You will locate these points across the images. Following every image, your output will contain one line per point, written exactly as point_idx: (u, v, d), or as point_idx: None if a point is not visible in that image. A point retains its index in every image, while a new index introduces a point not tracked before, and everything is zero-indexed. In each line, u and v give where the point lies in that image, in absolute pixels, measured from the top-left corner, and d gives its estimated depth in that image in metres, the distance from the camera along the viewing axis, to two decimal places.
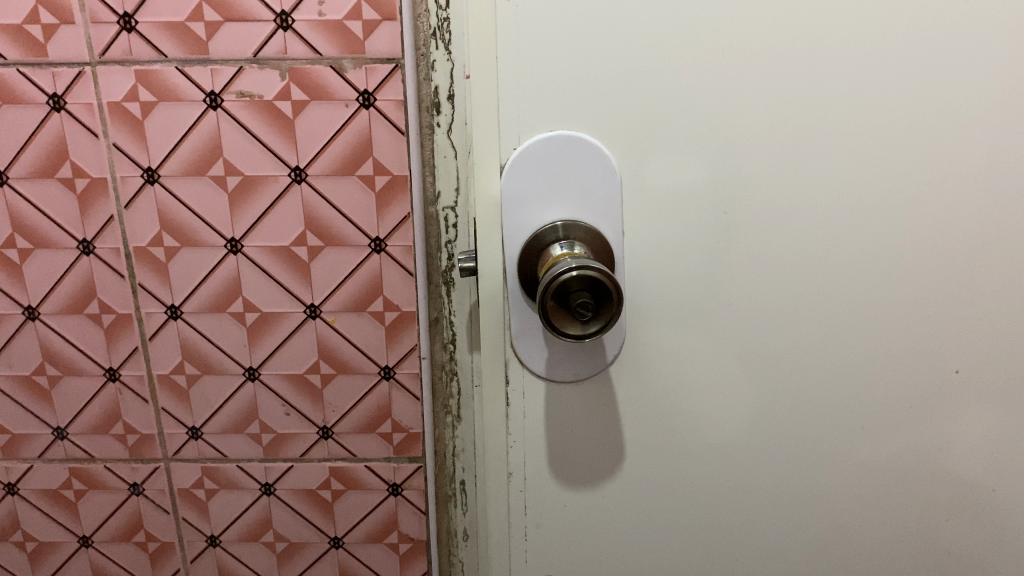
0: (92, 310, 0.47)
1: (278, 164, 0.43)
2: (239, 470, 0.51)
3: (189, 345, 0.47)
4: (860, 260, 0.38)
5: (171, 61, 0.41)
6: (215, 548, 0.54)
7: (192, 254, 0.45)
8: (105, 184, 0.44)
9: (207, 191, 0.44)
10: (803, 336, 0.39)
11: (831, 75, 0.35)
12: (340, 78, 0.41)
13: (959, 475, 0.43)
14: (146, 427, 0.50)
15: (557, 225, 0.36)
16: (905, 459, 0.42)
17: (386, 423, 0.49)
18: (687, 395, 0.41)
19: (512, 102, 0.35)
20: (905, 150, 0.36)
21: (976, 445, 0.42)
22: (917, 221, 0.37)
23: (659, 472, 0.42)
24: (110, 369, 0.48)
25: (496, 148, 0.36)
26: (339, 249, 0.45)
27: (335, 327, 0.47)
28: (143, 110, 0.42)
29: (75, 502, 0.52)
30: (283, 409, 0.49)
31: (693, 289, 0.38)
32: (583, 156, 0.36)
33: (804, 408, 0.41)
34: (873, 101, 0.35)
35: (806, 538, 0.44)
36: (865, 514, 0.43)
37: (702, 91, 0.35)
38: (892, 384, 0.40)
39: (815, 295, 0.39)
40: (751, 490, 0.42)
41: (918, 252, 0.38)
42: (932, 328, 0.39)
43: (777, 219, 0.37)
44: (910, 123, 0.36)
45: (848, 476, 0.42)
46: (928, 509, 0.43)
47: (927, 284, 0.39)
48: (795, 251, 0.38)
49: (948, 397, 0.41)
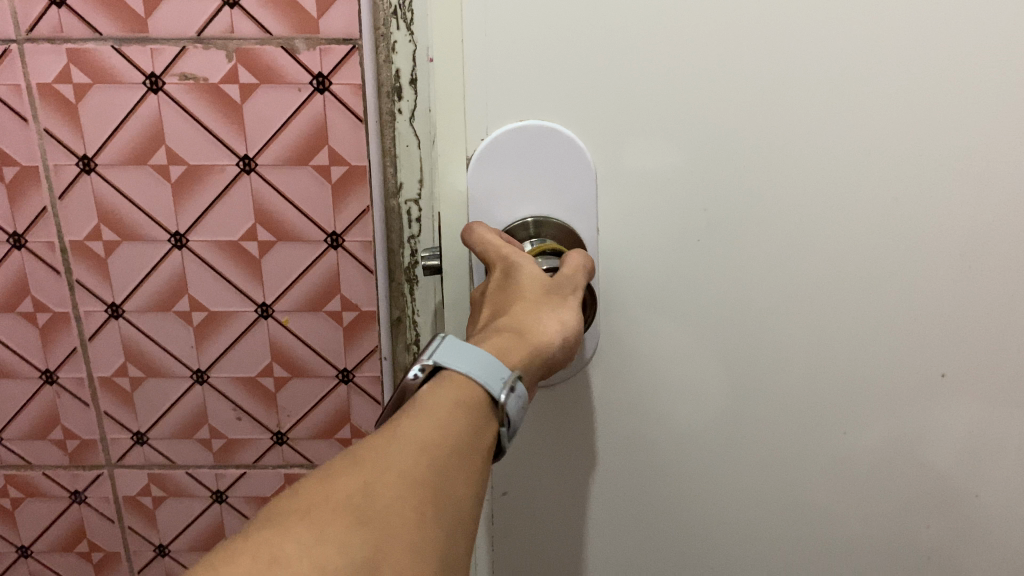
0: (25, 309, 0.40)
1: (225, 152, 0.38)
2: (188, 477, 0.44)
3: (132, 345, 0.41)
4: (847, 256, 0.33)
5: (107, 40, 0.36)
6: (164, 559, 0.46)
7: (134, 248, 0.39)
8: (37, 173, 0.38)
9: (149, 183, 0.38)
10: (785, 340, 0.35)
11: (827, 59, 0.30)
12: (292, 60, 0.36)
13: (946, 487, 0.38)
14: (87, 433, 0.43)
15: (528, 222, 0.33)
16: (887, 467, 0.37)
17: (345, 429, 0.43)
18: (657, 401, 0.36)
19: (478, 92, 0.31)
20: (926, 157, 0.32)
21: (951, 445, 0.37)
22: (937, 235, 0.33)
23: (639, 493, 0.38)
24: (48, 371, 0.41)
25: (462, 140, 0.32)
26: (293, 245, 0.39)
27: (290, 329, 0.41)
28: (76, 93, 0.37)
29: (12, 512, 0.45)
30: (234, 414, 0.43)
31: (661, 284, 0.34)
32: (554, 148, 0.32)
33: (800, 428, 0.37)
34: (884, 102, 0.31)
35: (794, 558, 0.39)
36: (850, 531, 0.39)
37: (684, 84, 0.31)
38: (903, 409, 0.36)
39: (801, 294, 0.34)
40: (727, 502, 0.38)
41: (910, 246, 0.33)
42: (915, 330, 0.34)
43: (775, 226, 0.33)
44: (932, 128, 0.31)
45: (833, 489, 0.38)
46: (915, 523, 0.39)
47: (946, 303, 0.34)
48: (780, 246, 0.33)
49: (926, 400, 0.36)
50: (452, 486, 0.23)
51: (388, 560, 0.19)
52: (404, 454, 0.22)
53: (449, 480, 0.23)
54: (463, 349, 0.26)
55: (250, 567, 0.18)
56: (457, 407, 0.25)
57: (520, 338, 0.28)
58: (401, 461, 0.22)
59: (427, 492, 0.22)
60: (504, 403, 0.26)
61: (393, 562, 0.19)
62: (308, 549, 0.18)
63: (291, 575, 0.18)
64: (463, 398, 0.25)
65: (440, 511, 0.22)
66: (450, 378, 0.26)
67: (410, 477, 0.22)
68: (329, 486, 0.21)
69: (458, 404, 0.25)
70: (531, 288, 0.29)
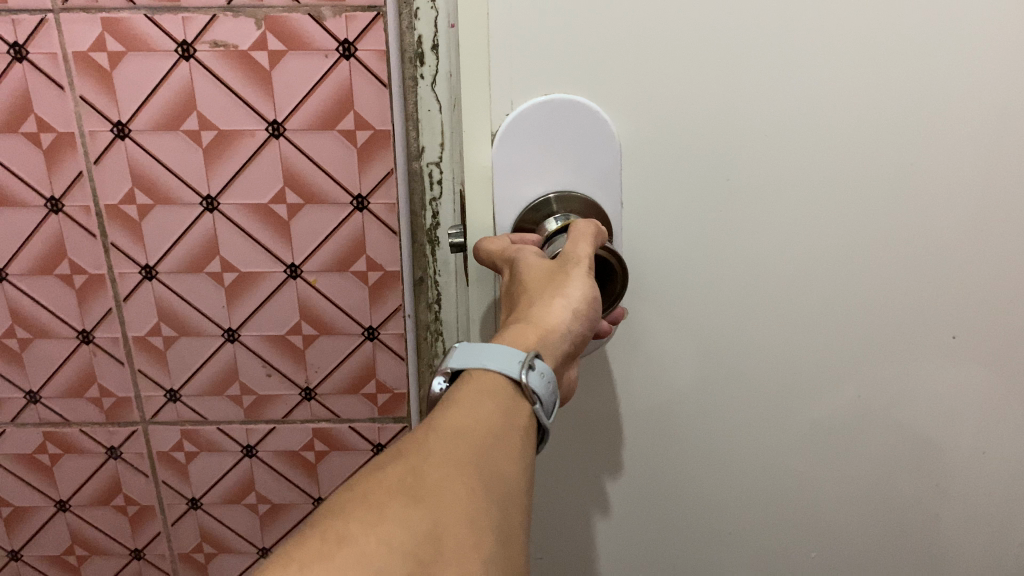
0: (62, 271, 0.42)
1: (253, 117, 0.39)
2: (219, 432, 0.46)
3: (164, 305, 0.43)
4: (869, 225, 0.33)
5: (140, 9, 0.37)
6: (196, 511, 0.48)
7: (167, 211, 0.41)
8: (73, 139, 0.39)
9: (181, 147, 0.39)
10: (805, 309, 0.35)
11: (852, 31, 0.30)
12: (319, 27, 0.37)
13: (961, 453, 0.38)
14: (122, 390, 0.45)
15: (550, 199, 0.33)
16: (904, 433, 0.38)
17: (370, 384, 0.45)
18: (679, 373, 0.36)
19: (503, 67, 0.30)
20: (953, 130, 0.32)
21: (965, 411, 0.37)
22: (959, 207, 0.33)
23: (664, 464, 0.38)
24: (84, 332, 0.43)
25: (486, 113, 0.31)
26: (320, 207, 0.41)
27: (317, 288, 0.43)
28: (111, 61, 0.38)
29: (50, 468, 0.46)
30: (263, 370, 0.44)
31: (685, 254, 0.34)
32: (579, 121, 0.31)
33: (825, 401, 0.37)
34: (911, 78, 0.31)
35: (811, 523, 0.40)
36: (866, 497, 0.39)
37: (711, 57, 0.30)
38: (923, 379, 0.36)
39: (824, 263, 0.34)
40: (748, 470, 0.38)
41: (928, 213, 0.33)
42: (932, 297, 0.35)
43: (803, 202, 0.33)
44: (952, 98, 0.31)
45: (852, 455, 0.38)
46: (930, 488, 0.39)
47: (968, 273, 0.34)
48: (803, 216, 0.33)
49: (943, 367, 0.36)
50: (499, 466, 0.24)
51: (447, 536, 0.20)
52: (443, 443, 0.23)
53: (491, 460, 0.24)
54: (478, 351, 0.27)
55: (319, 549, 0.19)
56: (491, 397, 0.26)
57: (527, 326, 0.28)
58: (444, 449, 0.23)
59: (473, 474, 0.23)
60: (527, 381, 0.26)
61: (449, 538, 0.20)
62: (371, 528, 0.19)
63: (359, 552, 0.19)
64: (489, 387, 0.26)
65: (489, 491, 0.23)
66: (474, 374, 0.27)
67: (454, 461, 0.23)
68: (380, 476, 0.22)
69: (488, 394, 0.26)
70: (533, 276, 0.29)
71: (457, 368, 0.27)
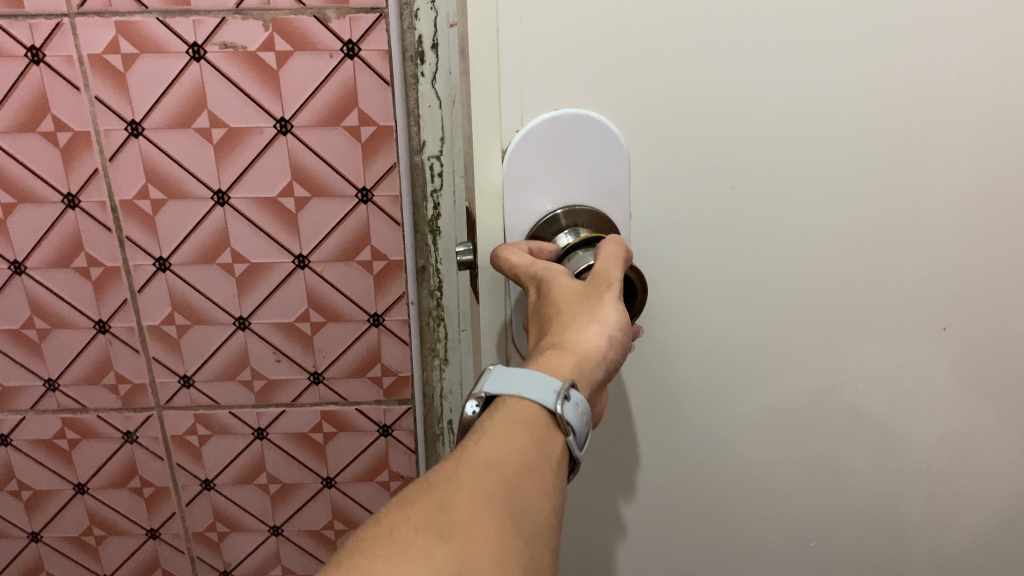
0: (79, 264, 0.44)
1: (262, 115, 0.41)
2: (231, 416, 0.48)
3: (177, 295, 0.45)
4: (917, 261, 0.31)
5: (152, 12, 0.38)
6: (209, 492, 0.50)
7: (180, 206, 0.42)
8: (88, 138, 0.41)
9: (192, 145, 0.41)
10: (844, 346, 0.32)
11: (914, 64, 0.27)
12: (324, 28, 0.39)
13: (998, 493, 0.36)
14: (138, 376, 0.47)
15: (558, 214, 0.28)
16: (942, 472, 0.36)
17: (375, 367, 0.47)
18: (709, 412, 0.33)
19: (512, 76, 0.26)
20: (1010, 167, 0.30)
21: (1003, 451, 0.35)
22: (994, 225, 0.31)
23: (695, 510, 0.35)
24: (100, 322, 0.45)
25: (496, 127, 0.27)
26: (326, 200, 0.43)
27: (324, 278, 0.45)
28: (124, 62, 0.39)
29: (69, 452, 0.48)
30: (273, 356, 0.46)
31: (717, 288, 0.30)
32: (589, 136, 0.27)
33: (861, 437, 0.34)
34: (969, 109, 0.28)
35: (845, 566, 0.37)
36: (902, 538, 0.37)
37: (758, 91, 0.27)
38: (956, 405, 0.34)
39: (868, 300, 0.31)
40: (780, 512, 0.36)
41: (978, 249, 0.31)
42: (976, 335, 0.33)
43: (851, 238, 0.30)
44: (1011, 135, 0.29)
45: (889, 497, 0.36)
46: (965, 528, 0.37)
47: (999, 294, 0.32)
48: (850, 254, 0.30)
49: (983, 405, 0.34)
50: (526, 497, 0.23)
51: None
52: (473, 473, 0.22)
53: (521, 494, 0.23)
54: (511, 375, 0.25)
55: None
56: (524, 429, 0.24)
57: (558, 356, 0.25)
58: (472, 481, 0.22)
59: (500, 506, 0.22)
60: (561, 412, 0.24)
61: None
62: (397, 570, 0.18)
63: None
64: (524, 419, 0.25)
65: (515, 521, 0.22)
66: (506, 402, 0.25)
67: (482, 494, 0.22)
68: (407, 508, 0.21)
69: (522, 422, 0.24)
70: (560, 298, 0.26)
71: (488, 393, 0.26)
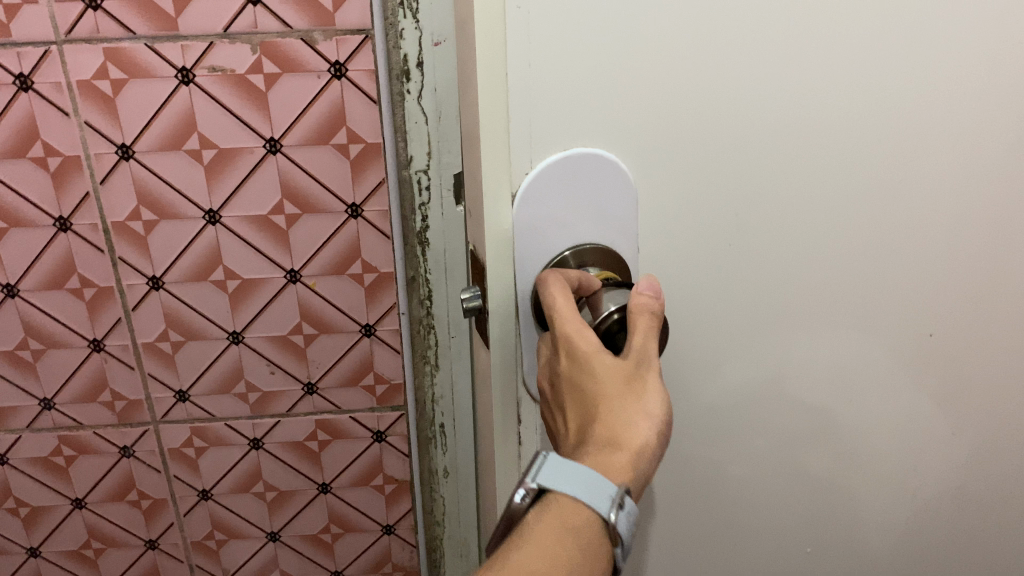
0: (72, 285, 0.44)
1: (252, 135, 0.42)
2: (226, 428, 0.49)
3: (172, 313, 0.45)
4: (892, 270, 0.32)
5: (140, 39, 0.39)
6: (207, 502, 0.51)
7: (172, 226, 0.43)
8: (79, 162, 0.41)
9: (183, 166, 0.42)
10: (827, 356, 0.34)
11: (882, 93, 0.29)
12: (311, 51, 0.40)
13: (968, 481, 0.39)
14: (134, 392, 0.47)
15: (566, 254, 0.29)
16: (919, 466, 0.37)
17: (368, 376, 0.48)
18: (706, 425, 0.34)
19: (521, 117, 0.26)
20: (972, 186, 0.31)
21: (972, 442, 0.37)
22: (962, 236, 0.32)
23: (694, 518, 0.36)
24: (95, 340, 0.46)
25: (505, 172, 0.27)
26: (316, 216, 0.44)
27: (316, 291, 0.46)
28: (114, 88, 0.40)
29: (66, 468, 0.49)
30: (267, 368, 0.47)
31: (712, 309, 0.32)
32: (597, 174, 0.28)
33: (848, 441, 0.36)
34: (936, 132, 0.30)
35: (832, 559, 0.39)
36: (884, 529, 0.39)
37: (743, 126, 0.28)
38: (931, 402, 0.36)
39: (848, 313, 0.33)
40: (774, 513, 0.37)
41: (947, 260, 0.33)
42: (946, 339, 0.34)
43: (832, 254, 0.31)
44: (972, 155, 0.31)
45: (871, 492, 0.38)
46: (940, 515, 0.39)
47: (972, 295, 0.34)
48: (831, 270, 0.32)
49: (954, 404, 0.36)
50: None
51: None
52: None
53: None
54: (565, 471, 0.26)
55: None
56: (572, 535, 0.25)
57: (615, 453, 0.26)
58: None
59: None
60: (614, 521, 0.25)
61: None
62: None
63: None
64: (571, 525, 0.25)
65: None
66: (559, 502, 0.26)
67: None
68: None
69: (570, 529, 0.25)
70: (607, 378, 0.27)
71: (537, 485, 0.26)
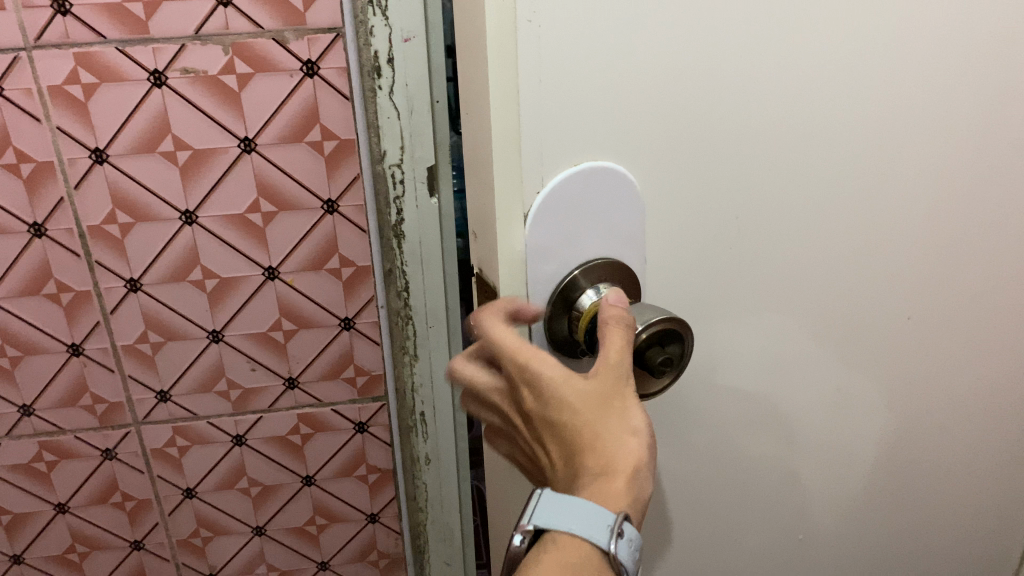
0: (49, 291, 0.44)
1: (226, 135, 0.42)
2: (209, 425, 0.49)
3: (151, 314, 0.46)
4: (863, 253, 0.33)
5: (111, 42, 0.39)
6: (192, 500, 0.52)
7: (148, 228, 0.43)
8: (52, 168, 0.41)
9: (158, 168, 0.42)
10: (811, 341, 0.35)
11: (852, 87, 0.30)
12: (283, 50, 0.40)
13: (934, 449, 0.40)
14: (114, 395, 0.47)
15: (577, 273, 0.29)
16: (892, 439, 0.39)
17: (349, 368, 0.49)
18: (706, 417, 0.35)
19: (530, 131, 0.26)
20: (930, 169, 0.33)
21: (937, 413, 0.39)
22: (924, 218, 0.34)
23: (698, 513, 0.37)
24: (73, 345, 0.46)
25: (518, 192, 0.27)
26: (292, 213, 0.44)
27: (295, 287, 0.46)
28: (85, 92, 0.40)
29: (48, 474, 0.49)
30: (248, 365, 0.48)
31: (705, 304, 0.32)
32: (605, 189, 0.28)
33: (828, 420, 0.37)
34: (898, 121, 0.31)
35: (820, 536, 0.40)
36: (862, 500, 0.40)
37: (726, 125, 0.29)
38: (899, 375, 0.37)
39: (827, 298, 0.34)
40: (769, 499, 0.38)
41: (909, 241, 0.34)
42: (912, 315, 0.36)
43: (811, 243, 0.32)
44: (929, 142, 0.32)
45: (850, 466, 0.39)
46: (912, 484, 0.41)
47: (936, 271, 0.35)
48: (809, 258, 0.33)
49: (920, 376, 0.38)
50: None
51: None
52: None
53: None
54: (561, 510, 0.27)
55: None
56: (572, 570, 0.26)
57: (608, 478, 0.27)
58: None
59: None
60: (614, 550, 0.26)
61: None
62: None
63: None
64: (571, 560, 0.26)
65: None
66: (558, 539, 0.27)
67: None
68: None
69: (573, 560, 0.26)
70: (584, 406, 0.27)
71: (535, 525, 0.27)
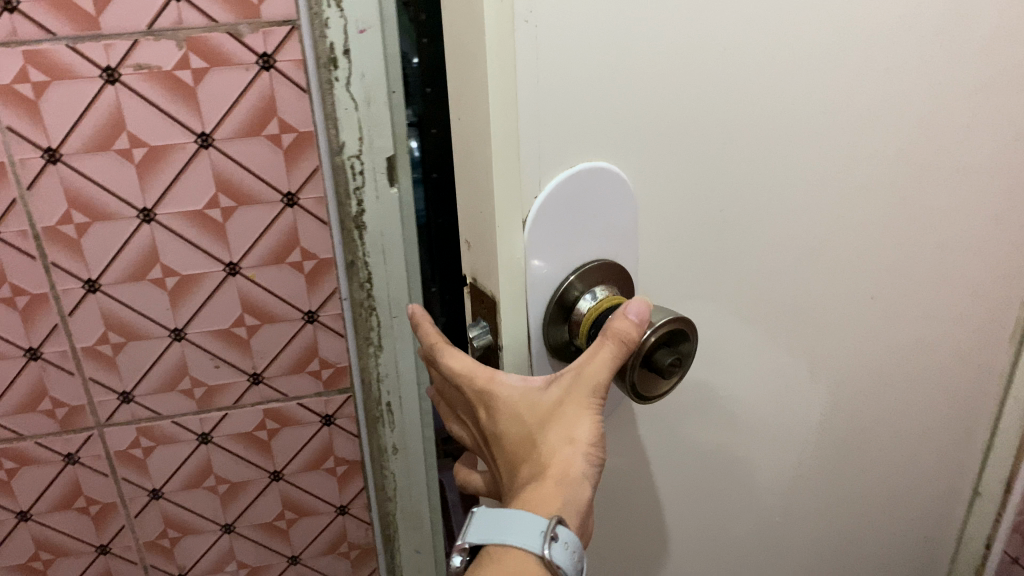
0: (3, 295, 0.43)
1: (182, 131, 0.41)
2: (173, 425, 0.49)
3: (110, 314, 0.45)
4: (822, 232, 0.35)
5: (61, 39, 0.38)
6: (158, 501, 0.51)
7: (105, 227, 0.43)
8: (2, 169, 0.40)
9: (113, 166, 0.41)
10: (776, 319, 0.36)
11: (815, 73, 0.31)
12: (239, 44, 0.40)
13: (879, 411, 0.42)
14: (75, 398, 0.47)
15: (572, 278, 0.29)
16: (845, 405, 0.41)
17: (314, 361, 0.49)
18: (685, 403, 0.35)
19: (529, 136, 0.26)
20: (877, 147, 0.34)
21: (882, 376, 0.41)
22: (871, 194, 0.35)
23: (678, 495, 0.37)
24: (31, 349, 0.45)
25: (518, 197, 0.27)
26: (251, 207, 0.44)
27: (256, 282, 0.46)
28: (35, 90, 0.39)
29: (8, 482, 0.48)
30: (211, 362, 0.48)
31: (682, 290, 0.32)
32: (599, 191, 0.28)
33: (790, 393, 0.38)
34: (856, 104, 0.32)
35: (784, 504, 0.42)
36: (817, 464, 0.42)
37: (703, 115, 0.29)
38: (850, 345, 0.39)
39: (790, 277, 0.35)
40: (739, 474, 0.39)
41: (858, 215, 0.36)
42: (861, 286, 0.38)
43: (775, 225, 0.33)
44: (876, 120, 0.34)
45: (810, 435, 0.40)
46: (860, 445, 0.43)
47: (881, 242, 0.37)
48: (775, 240, 0.34)
49: (868, 343, 0.40)
50: None
51: None
52: None
53: None
54: (493, 523, 0.28)
55: None
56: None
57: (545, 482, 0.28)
58: None
59: None
60: (549, 555, 0.26)
61: None
62: None
63: None
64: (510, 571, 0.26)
65: None
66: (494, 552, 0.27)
67: None
68: None
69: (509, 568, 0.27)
70: (528, 413, 0.29)
71: (474, 542, 0.28)
